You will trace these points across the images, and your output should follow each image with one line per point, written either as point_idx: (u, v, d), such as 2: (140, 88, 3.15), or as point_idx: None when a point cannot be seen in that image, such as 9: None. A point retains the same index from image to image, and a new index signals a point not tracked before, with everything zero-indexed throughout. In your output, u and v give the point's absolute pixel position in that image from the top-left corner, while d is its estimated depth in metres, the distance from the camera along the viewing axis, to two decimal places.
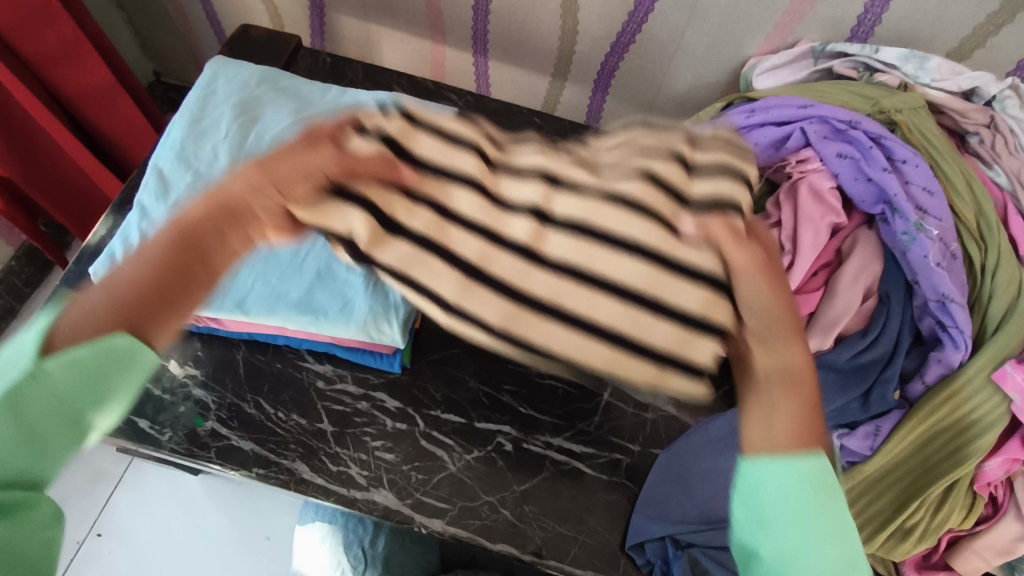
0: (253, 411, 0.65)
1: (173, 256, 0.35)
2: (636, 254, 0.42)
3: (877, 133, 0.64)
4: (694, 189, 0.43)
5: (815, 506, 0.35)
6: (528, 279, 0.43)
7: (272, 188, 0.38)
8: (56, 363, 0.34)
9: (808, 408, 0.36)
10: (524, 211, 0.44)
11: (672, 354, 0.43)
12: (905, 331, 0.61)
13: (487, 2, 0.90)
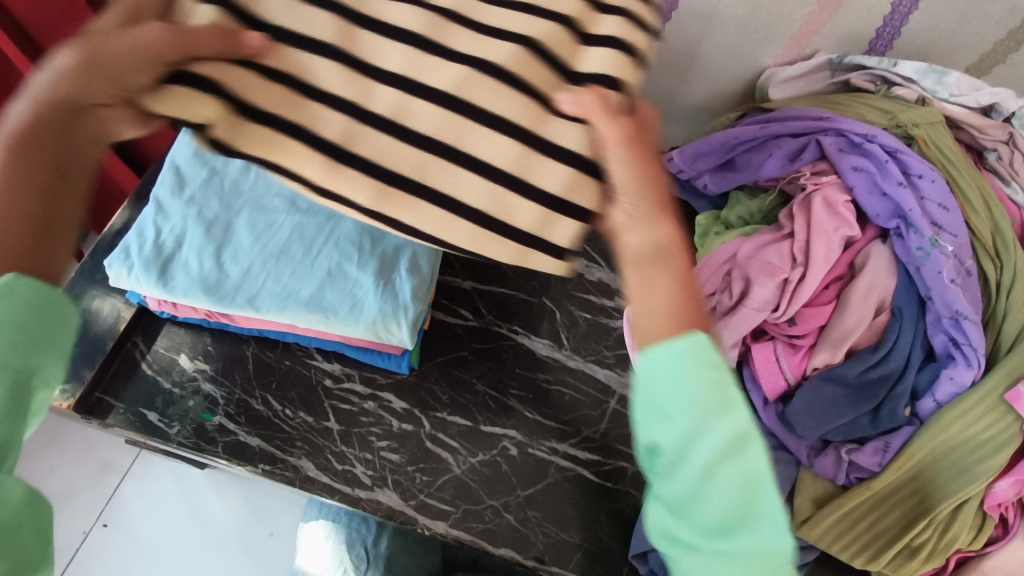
0: (261, 408, 0.66)
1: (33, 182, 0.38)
2: (499, 126, 0.38)
3: (894, 146, 0.64)
4: (582, 69, 0.41)
5: (696, 375, 0.37)
6: (387, 152, 0.37)
7: (105, 80, 0.37)
8: None
9: (680, 290, 0.39)
10: (388, 82, 0.38)
11: (538, 237, 0.38)
12: (916, 347, 0.61)
13: None
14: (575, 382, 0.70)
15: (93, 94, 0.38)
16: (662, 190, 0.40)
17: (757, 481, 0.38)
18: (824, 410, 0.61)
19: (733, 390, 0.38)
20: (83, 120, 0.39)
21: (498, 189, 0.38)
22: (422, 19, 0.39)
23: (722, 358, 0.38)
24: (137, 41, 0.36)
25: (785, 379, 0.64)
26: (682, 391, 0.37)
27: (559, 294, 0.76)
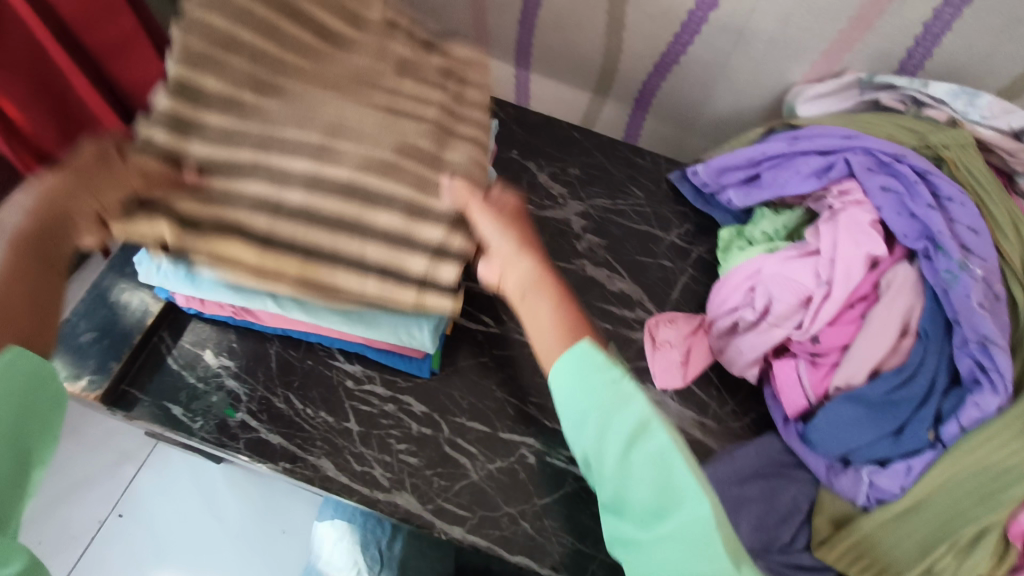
0: (283, 406, 0.66)
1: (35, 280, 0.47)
2: (390, 203, 0.54)
3: (924, 168, 0.64)
4: (444, 156, 0.57)
5: (590, 384, 0.50)
6: (313, 233, 0.53)
7: (93, 205, 0.49)
8: None
9: (549, 315, 0.54)
10: (306, 177, 0.53)
11: (425, 283, 0.56)
12: (941, 370, 0.60)
13: (533, 16, 0.92)
14: None
15: (72, 206, 0.48)
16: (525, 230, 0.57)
17: (663, 457, 0.49)
18: (844, 430, 0.61)
19: (628, 388, 0.51)
20: (65, 230, 0.49)
21: (395, 247, 0.55)
22: (389, 132, 0.57)
23: (610, 364, 0.51)
24: (116, 181, 0.50)
25: (806, 398, 0.65)
26: (585, 400, 0.51)
27: (581, 303, 0.76)
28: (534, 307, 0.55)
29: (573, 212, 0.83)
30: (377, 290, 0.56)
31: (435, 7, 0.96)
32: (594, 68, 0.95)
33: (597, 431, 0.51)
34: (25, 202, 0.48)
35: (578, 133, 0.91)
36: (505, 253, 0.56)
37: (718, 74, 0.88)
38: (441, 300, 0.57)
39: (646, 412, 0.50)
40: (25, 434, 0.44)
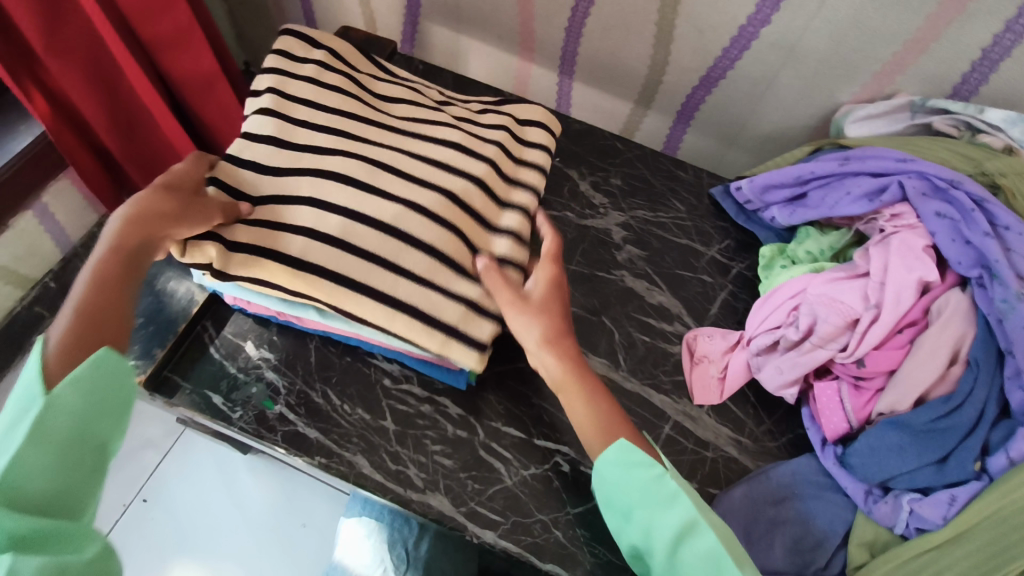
0: (321, 401, 0.67)
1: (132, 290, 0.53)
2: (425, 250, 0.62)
3: (980, 197, 0.63)
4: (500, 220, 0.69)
5: (636, 485, 0.55)
6: (364, 272, 0.60)
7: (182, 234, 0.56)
8: (65, 391, 0.46)
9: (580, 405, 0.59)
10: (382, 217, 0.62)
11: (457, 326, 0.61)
12: (991, 401, 0.59)
13: (580, 26, 0.92)
14: (629, 404, 0.70)
15: (163, 232, 0.55)
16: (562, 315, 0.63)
17: (712, 559, 0.51)
18: (887, 456, 0.60)
19: (674, 489, 0.54)
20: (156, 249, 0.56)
21: (423, 290, 0.61)
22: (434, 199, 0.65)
23: (655, 466, 0.55)
24: (205, 217, 0.57)
25: (848, 421, 0.65)
26: (634, 500, 0.55)
27: (619, 314, 0.76)
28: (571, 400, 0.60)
29: (614, 223, 0.83)
30: (402, 326, 0.60)
31: (483, 11, 0.97)
32: (639, 79, 0.96)
33: (649, 531, 0.54)
34: (128, 221, 0.54)
35: (620, 144, 0.91)
36: (532, 346, 0.60)
37: (764, 90, 0.88)
38: (464, 353, 0.61)
39: (690, 511, 0.53)
40: (102, 421, 0.49)
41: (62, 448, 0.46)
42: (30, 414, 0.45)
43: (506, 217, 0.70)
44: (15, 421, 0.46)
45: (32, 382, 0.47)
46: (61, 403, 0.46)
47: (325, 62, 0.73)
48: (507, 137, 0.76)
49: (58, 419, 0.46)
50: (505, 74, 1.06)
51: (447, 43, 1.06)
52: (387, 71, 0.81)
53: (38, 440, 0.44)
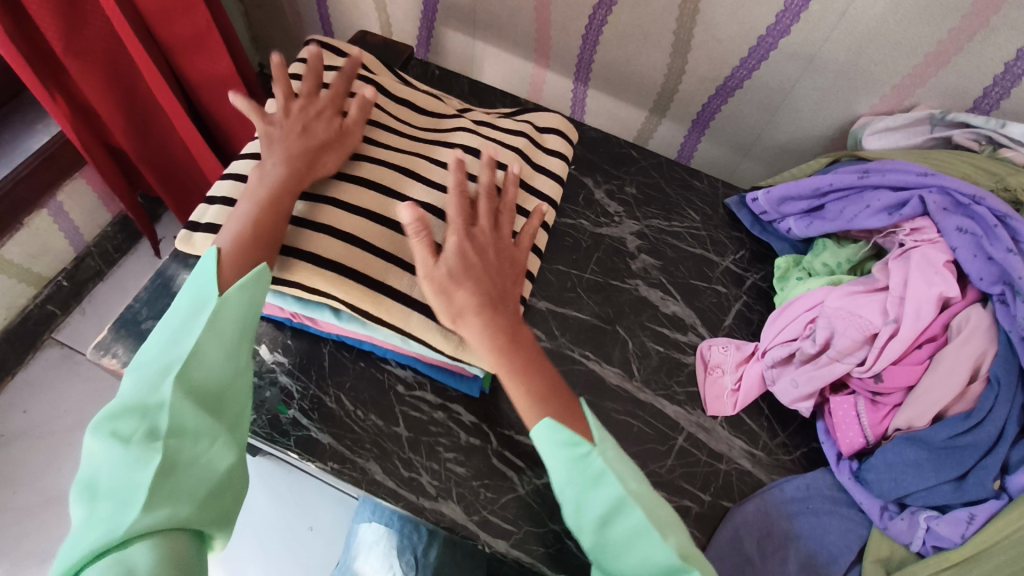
0: (334, 406, 0.66)
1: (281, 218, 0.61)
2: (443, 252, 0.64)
3: (1003, 212, 0.62)
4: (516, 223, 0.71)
5: (561, 462, 0.54)
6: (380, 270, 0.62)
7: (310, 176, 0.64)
8: (230, 292, 0.56)
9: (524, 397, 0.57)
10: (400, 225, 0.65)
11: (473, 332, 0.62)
12: (1011, 418, 0.58)
13: (597, 33, 0.92)
14: (644, 415, 0.70)
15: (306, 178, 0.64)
16: (488, 267, 0.61)
17: (640, 529, 0.52)
18: (903, 472, 0.60)
19: (602, 469, 0.53)
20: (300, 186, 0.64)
21: None
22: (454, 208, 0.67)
23: (582, 447, 0.53)
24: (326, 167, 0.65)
25: (864, 436, 0.64)
26: (564, 479, 0.54)
27: (633, 324, 0.75)
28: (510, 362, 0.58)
29: (628, 231, 0.83)
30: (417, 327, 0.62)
31: (499, 18, 0.97)
32: (654, 88, 0.96)
33: (574, 504, 0.53)
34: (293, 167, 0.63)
35: (635, 152, 0.90)
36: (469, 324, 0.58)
37: (781, 101, 0.88)
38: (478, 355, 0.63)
39: (618, 488, 0.52)
40: (251, 327, 0.57)
41: (226, 343, 0.55)
42: (206, 309, 0.55)
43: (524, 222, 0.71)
44: (192, 314, 0.56)
45: (205, 278, 0.57)
46: (230, 304, 0.56)
47: (342, 75, 0.77)
48: (528, 145, 0.77)
49: (225, 316, 0.55)
50: (520, 80, 1.06)
51: (462, 48, 1.06)
52: (405, 79, 0.82)
53: (211, 331, 0.54)
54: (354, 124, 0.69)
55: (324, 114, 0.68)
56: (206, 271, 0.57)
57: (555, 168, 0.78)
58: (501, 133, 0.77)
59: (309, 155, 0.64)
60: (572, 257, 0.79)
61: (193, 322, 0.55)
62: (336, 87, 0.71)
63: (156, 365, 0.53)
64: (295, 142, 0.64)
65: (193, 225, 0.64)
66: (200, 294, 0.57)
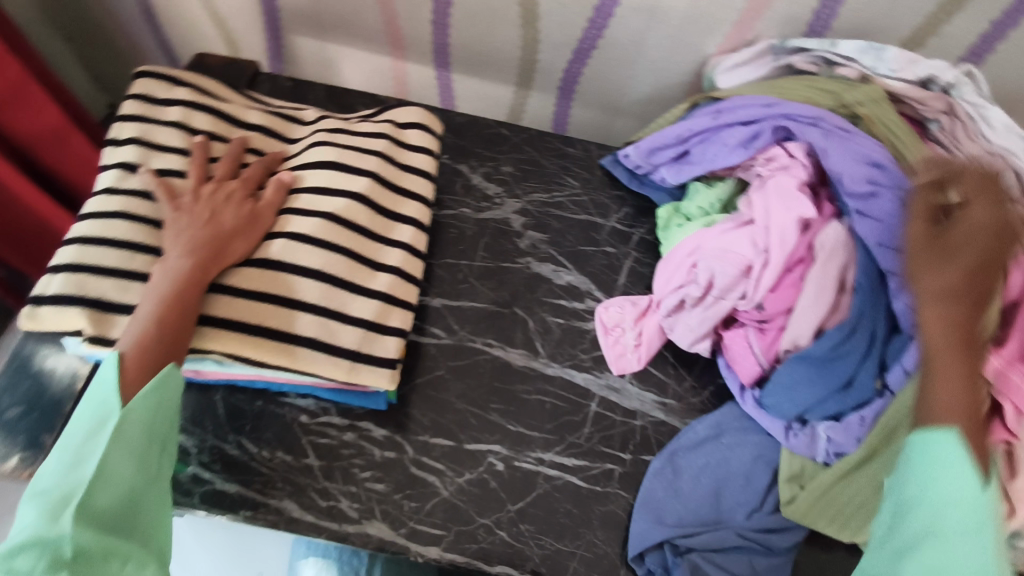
0: (236, 452, 0.64)
1: (188, 315, 0.56)
2: (314, 275, 0.61)
3: (843, 128, 0.66)
4: (392, 231, 0.68)
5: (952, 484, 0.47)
6: (242, 309, 0.59)
7: (219, 260, 0.59)
8: (137, 402, 0.52)
9: (955, 387, 0.51)
10: (255, 262, 0.61)
11: (360, 350, 0.61)
12: (879, 321, 0.62)
13: (446, 16, 0.90)
14: (554, 389, 0.70)
15: (213, 263, 0.58)
16: (979, 263, 0.54)
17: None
18: (798, 389, 0.63)
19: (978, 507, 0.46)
20: (212, 270, 0.58)
21: (324, 322, 0.60)
22: (319, 226, 0.63)
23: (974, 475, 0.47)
24: (239, 248, 0.60)
25: (759, 363, 0.66)
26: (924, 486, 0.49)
27: (530, 302, 0.75)
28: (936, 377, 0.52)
29: (511, 210, 0.82)
30: (302, 359, 0.59)
31: (345, 16, 0.94)
32: (515, 61, 0.95)
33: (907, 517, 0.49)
34: (196, 257, 0.57)
35: (505, 130, 0.89)
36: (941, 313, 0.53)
37: (636, 54, 0.89)
38: (374, 376, 0.61)
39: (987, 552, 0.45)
40: (161, 432, 0.54)
41: (135, 457, 0.51)
42: (109, 425, 0.51)
43: (399, 230, 0.69)
44: (94, 428, 0.51)
45: (105, 387, 0.53)
46: (135, 416, 0.52)
47: (191, 102, 0.70)
48: (390, 144, 0.72)
49: (134, 427, 0.52)
50: (382, 77, 1.03)
51: (315, 53, 1.02)
52: (251, 97, 0.77)
53: (117, 449, 0.51)
54: (267, 208, 0.63)
55: (236, 199, 0.63)
56: (108, 379, 0.53)
57: (422, 164, 0.73)
58: (358, 136, 0.71)
59: (214, 243, 0.58)
60: (459, 248, 0.78)
61: (93, 441, 0.51)
62: (252, 171, 0.66)
63: (57, 492, 0.48)
64: (199, 230, 0.59)
65: (36, 299, 0.56)
66: (100, 407, 0.52)
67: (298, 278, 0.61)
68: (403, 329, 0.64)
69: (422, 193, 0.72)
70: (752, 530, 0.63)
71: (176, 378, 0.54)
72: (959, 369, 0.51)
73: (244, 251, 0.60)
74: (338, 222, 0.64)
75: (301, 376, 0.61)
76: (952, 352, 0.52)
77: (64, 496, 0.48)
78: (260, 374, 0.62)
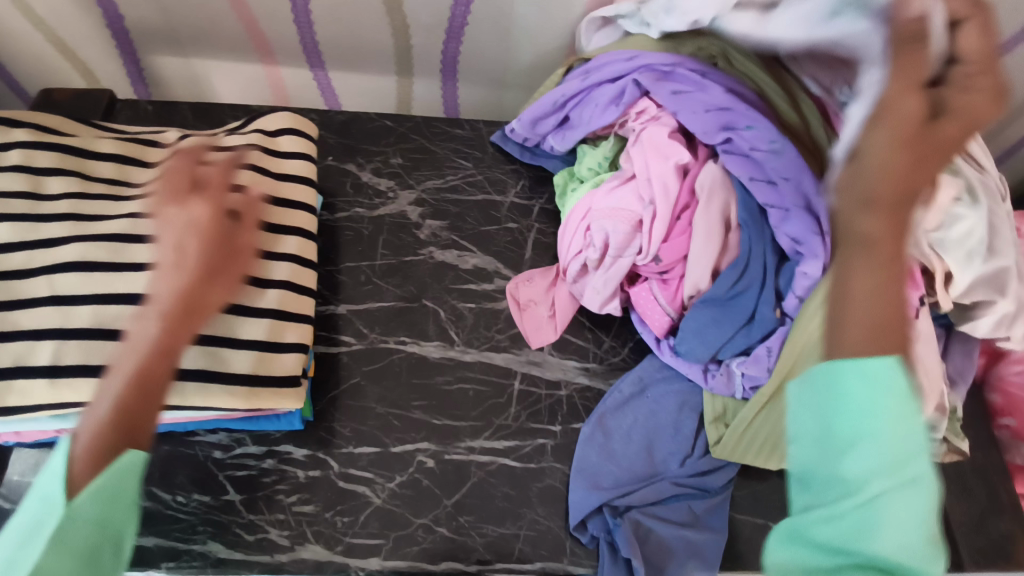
0: (148, 504, 0.60)
1: (155, 387, 0.42)
2: None
3: (702, 70, 0.67)
4: (277, 245, 0.65)
5: (881, 401, 0.35)
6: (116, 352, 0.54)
7: (192, 312, 0.44)
8: (85, 496, 0.40)
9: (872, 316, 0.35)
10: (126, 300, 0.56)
11: (257, 372, 0.58)
12: (768, 252, 0.63)
13: (307, 12, 0.86)
14: (475, 375, 0.69)
15: (191, 317, 0.44)
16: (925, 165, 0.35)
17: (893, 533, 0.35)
18: (705, 333, 0.64)
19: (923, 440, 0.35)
20: (190, 325, 0.44)
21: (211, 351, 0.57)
22: None
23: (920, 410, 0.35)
24: (217, 295, 0.45)
25: (667, 314, 0.67)
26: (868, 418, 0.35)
27: (438, 292, 0.74)
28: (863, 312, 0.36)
29: (407, 202, 0.80)
30: (195, 394, 0.55)
31: (201, 27, 0.88)
32: (389, 49, 0.92)
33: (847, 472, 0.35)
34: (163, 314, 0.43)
35: (389, 121, 0.87)
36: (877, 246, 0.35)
37: (508, 24, 0.88)
38: (278, 396, 0.58)
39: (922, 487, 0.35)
40: (121, 530, 0.41)
41: (79, 569, 0.38)
42: (49, 525, 0.39)
43: (285, 242, 0.66)
44: (28, 532, 0.39)
45: (52, 481, 0.40)
46: (83, 513, 0.39)
47: (31, 141, 0.64)
48: (260, 155, 0.68)
49: (80, 528, 0.39)
50: (257, 86, 0.98)
51: (179, 72, 0.96)
52: (105, 127, 0.72)
53: (56, 556, 0.38)
54: (245, 233, 0.48)
55: (195, 219, 0.46)
56: (55, 471, 0.40)
57: (299, 171, 0.70)
58: (224, 153, 0.68)
59: (192, 297, 0.44)
60: (358, 250, 0.76)
61: (27, 548, 0.38)
62: (219, 176, 0.49)
63: None
64: (171, 275, 0.44)
65: None
66: (42, 503, 0.40)
67: None
68: (302, 344, 0.61)
69: (303, 199, 0.69)
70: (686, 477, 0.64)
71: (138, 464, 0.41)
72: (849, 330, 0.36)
73: (225, 297, 0.46)
74: None
75: (200, 412, 0.58)
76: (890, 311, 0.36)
77: None
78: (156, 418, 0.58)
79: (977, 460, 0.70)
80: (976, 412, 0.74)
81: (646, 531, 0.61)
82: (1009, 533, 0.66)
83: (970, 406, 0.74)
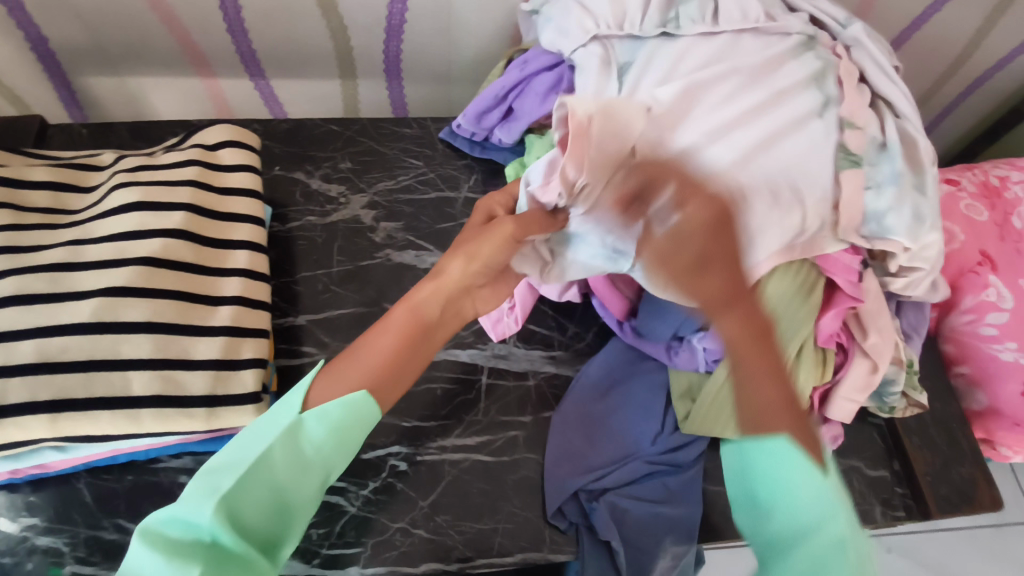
0: (116, 536, 0.58)
1: (408, 355, 0.52)
2: (141, 330, 0.56)
3: None
4: (227, 261, 0.64)
5: (779, 469, 0.46)
6: (64, 385, 0.52)
7: (451, 301, 0.55)
8: (312, 416, 0.48)
9: (772, 378, 0.45)
10: (69, 330, 0.54)
11: (214, 391, 0.57)
12: None
13: (241, 21, 0.84)
14: (443, 373, 0.69)
15: (456, 304, 0.56)
16: (714, 255, 0.44)
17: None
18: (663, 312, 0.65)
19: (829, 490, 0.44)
20: (454, 308, 0.56)
21: (165, 374, 0.55)
22: (135, 274, 0.58)
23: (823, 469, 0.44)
24: (469, 288, 0.56)
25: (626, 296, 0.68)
26: (775, 489, 0.46)
27: (398, 294, 0.73)
28: (745, 373, 0.46)
29: (359, 206, 0.79)
30: (153, 420, 0.54)
31: (132, 43, 0.86)
32: (330, 53, 0.90)
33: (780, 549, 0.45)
34: (434, 296, 0.54)
35: (335, 126, 0.85)
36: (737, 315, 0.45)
37: (447, 18, 0.87)
38: (239, 414, 0.57)
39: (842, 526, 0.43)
40: (330, 456, 0.49)
41: (294, 464, 0.48)
42: (283, 422, 0.48)
43: (234, 256, 0.65)
44: (267, 429, 0.48)
45: (291, 396, 0.50)
46: (305, 427, 0.48)
47: None
48: (202, 170, 0.67)
49: (301, 437, 0.48)
50: (198, 100, 0.95)
51: (114, 91, 0.93)
52: (36, 154, 0.69)
53: (282, 447, 0.47)
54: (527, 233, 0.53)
55: (503, 231, 0.53)
56: (295, 393, 0.50)
57: (244, 183, 0.68)
58: (163, 170, 0.66)
59: (457, 290, 0.55)
60: (313, 258, 0.75)
61: (260, 436, 0.48)
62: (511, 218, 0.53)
63: (210, 479, 0.45)
64: (461, 264, 0.54)
65: None
66: (280, 409, 0.49)
67: (125, 334, 0.55)
68: (258, 358, 0.60)
69: (250, 210, 0.68)
70: (658, 454, 0.64)
71: (369, 408, 0.50)
72: (769, 374, 0.45)
73: (485, 306, 0.58)
74: (159, 266, 0.59)
75: (160, 437, 0.56)
76: (753, 352, 0.45)
77: (214, 484, 0.45)
78: (114, 448, 0.57)
79: (937, 411, 0.72)
80: (930, 364, 0.76)
81: (624, 511, 0.61)
82: (969, 477, 0.68)
83: (925, 359, 0.76)
